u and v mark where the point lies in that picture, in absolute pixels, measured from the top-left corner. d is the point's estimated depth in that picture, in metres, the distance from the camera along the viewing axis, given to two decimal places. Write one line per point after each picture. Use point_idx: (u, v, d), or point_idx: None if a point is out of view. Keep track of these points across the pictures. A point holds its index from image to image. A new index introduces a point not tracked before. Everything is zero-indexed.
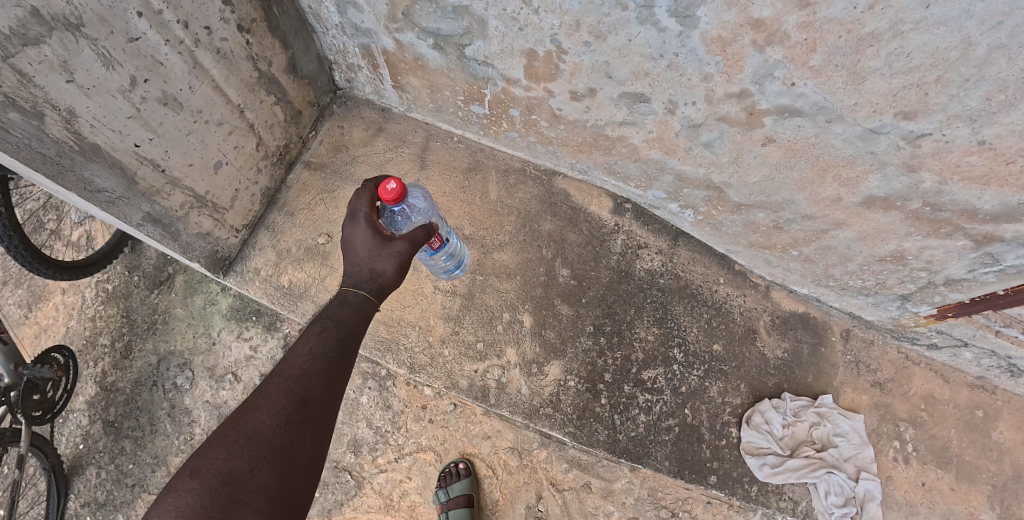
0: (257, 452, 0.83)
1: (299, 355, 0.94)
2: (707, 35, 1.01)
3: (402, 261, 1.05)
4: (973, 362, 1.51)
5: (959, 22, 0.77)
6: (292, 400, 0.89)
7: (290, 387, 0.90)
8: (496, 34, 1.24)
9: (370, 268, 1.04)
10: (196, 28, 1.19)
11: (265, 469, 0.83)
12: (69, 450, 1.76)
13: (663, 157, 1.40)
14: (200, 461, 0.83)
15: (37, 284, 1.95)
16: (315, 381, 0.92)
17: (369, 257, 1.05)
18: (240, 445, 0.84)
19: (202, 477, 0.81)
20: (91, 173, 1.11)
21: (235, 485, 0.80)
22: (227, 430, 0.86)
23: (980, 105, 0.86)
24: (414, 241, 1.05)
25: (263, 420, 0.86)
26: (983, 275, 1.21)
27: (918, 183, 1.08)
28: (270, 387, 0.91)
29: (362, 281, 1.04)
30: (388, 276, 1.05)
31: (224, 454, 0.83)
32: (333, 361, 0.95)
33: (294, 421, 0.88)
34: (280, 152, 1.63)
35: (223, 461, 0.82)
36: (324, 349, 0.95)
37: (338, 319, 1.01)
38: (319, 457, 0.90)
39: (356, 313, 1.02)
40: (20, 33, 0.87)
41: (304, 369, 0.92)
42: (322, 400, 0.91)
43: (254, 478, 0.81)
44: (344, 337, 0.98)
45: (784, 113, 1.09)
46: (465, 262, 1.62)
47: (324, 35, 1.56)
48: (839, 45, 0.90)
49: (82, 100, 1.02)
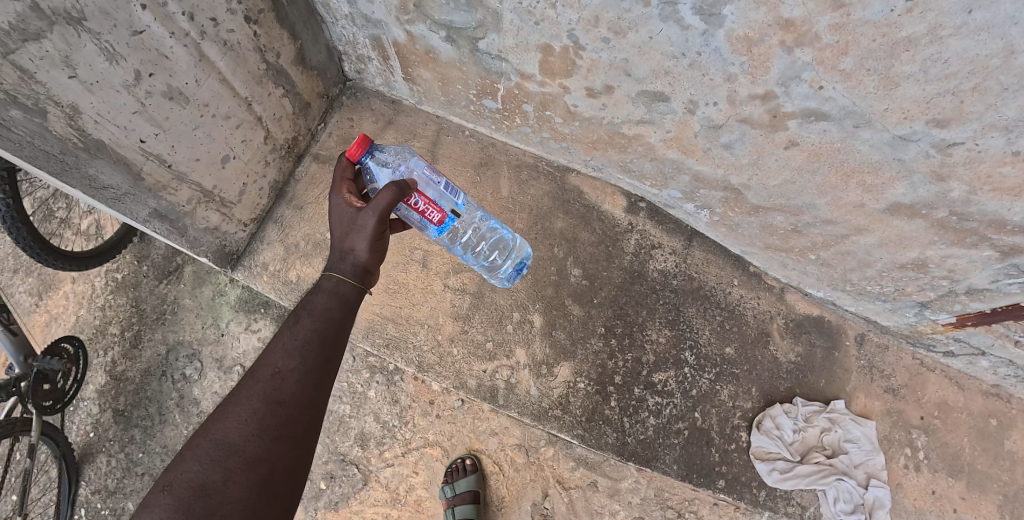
0: (229, 463, 0.84)
1: (273, 353, 0.94)
2: (733, 34, 0.97)
3: (371, 236, 0.99)
4: (990, 370, 1.48)
5: (1001, 29, 0.73)
6: (264, 405, 0.88)
7: (263, 390, 0.90)
8: (511, 27, 1.20)
9: (341, 248, 1.02)
10: (202, 20, 1.15)
11: (239, 480, 0.83)
12: (80, 437, 1.78)
13: (681, 157, 1.36)
14: (174, 474, 0.84)
15: (47, 273, 1.95)
16: (289, 380, 0.91)
17: (341, 237, 1.02)
18: (211, 457, 0.84)
19: (175, 491, 0.82)
20: (96, 169, 1.09)
21: (209, 498, 0.81)
22: (200, 441, 0.86)
23: (1018, 115, 0.82)
24: (381, 210, 0.97)
25: (235, 428, 0.87)
26: (1006, 285, 1.18)
27: (947, 192, 1.04)
28: (245, 389, 0.91)
29: (336, 262, 1.02)
30: (359, 254, 1.01)
31: (196, 466, 0.84)
32: (309, 356, 0.93)
33: (266, 427, 0.87)
34: (289, 145, 1.60)
35: (195, 474, 0.83)
36: (298, 345, 0.93)
37: (312, 306, 0.98)
38: (301, 458, 0.90)
39: (331, 298, 0.99)
40: (20, 28, 0.84)
41: (278, 368, 0.92)
42: (299, 400, 0.90)
43: (228, 490, 0.82)
44: (319, 327, 0.96)
45: (810, 116, 1.05)
46: (526, 264, 1.59)
47: (334, 25, 1.52)
48: (872, 49, 0.86)
49: (85, 96, 0.99)
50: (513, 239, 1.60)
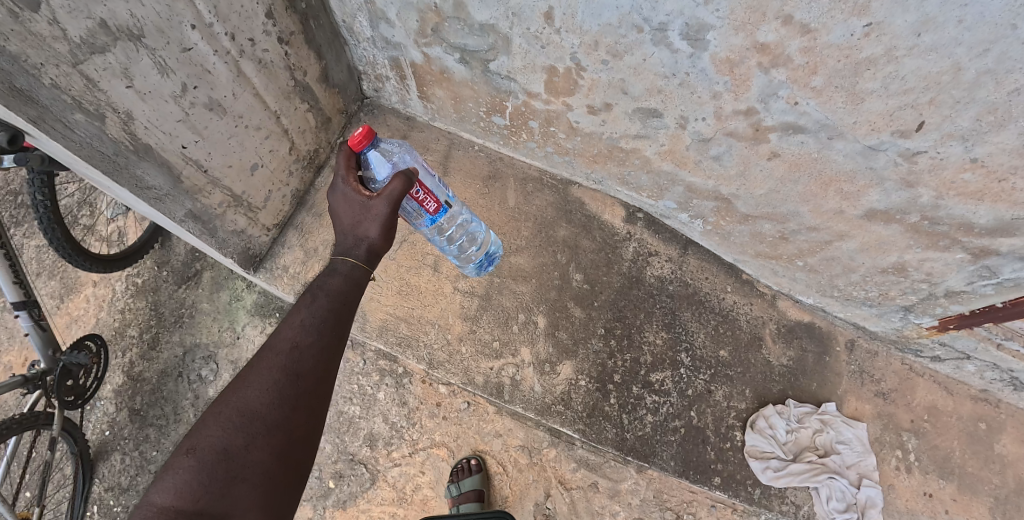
0: (250, 429, 0.91)
1: (291, 327, 1.00)
2: (716, 57, 1.08)
3: (384, 223, 1.08)
4: (976, 374, 1.55)
5: (948, 49, 0.84)
6: (283, 376, 0.96)
7: (283, 362, 0.97)
8: (519, 50, 1.32)
9: (355, 234, 1.10)
10: (241, 40, 1.28)
11: (259, 446, 0.91)
12: (96, 436, 1.84)
13: (675, 169, 1.47)
14: (197, 438, 0.91)
15: (71, 277, 2.04)
16: (307, 355, 0.98)
17: (354, 223, 1.10)
18: (233, 423, 0.91)
19: (198, 454, 0.89)
20: (143, 171, 1.20)
21: (232, 462, 0.88)
22: (220, 408, 0.93)
23: (972, 125, 0.93)
24: (394, 199, 1.05)
25: (255, 397, 0.94)
26: (981, 287, 1.26)
27: (916, 197, 1.14)
28: (264, 361, 0.97)
29: (351, 248, 1.10)
30: (373, 240, 1.10)
31: (218, 431, 0.91)
32: (325, 332, 1.01)
33: (285, 397, 0.95)
34: (310, 156, 1.71)
35: (218, 439, 0.90)
36: (315, 322, 1.01)
37: (328, 288, 1.06)
38: (314, 428, 0.98)
39: (347, 280, 1.08)
40: (90, 42, 0.96)
41: (296, 342, 0.99)
42: (315, 373, 0.98)
43: (249, 455, 0.90)
44: (335, 307, 1.04)
45: (789, 129, 1.16)
46: (497, 257, 1.70)
47: (356, 48, 1.66)
48: (838, 68, 0.97)
49: (139, 104, 1.11)
50: (482, 231, 1.68)
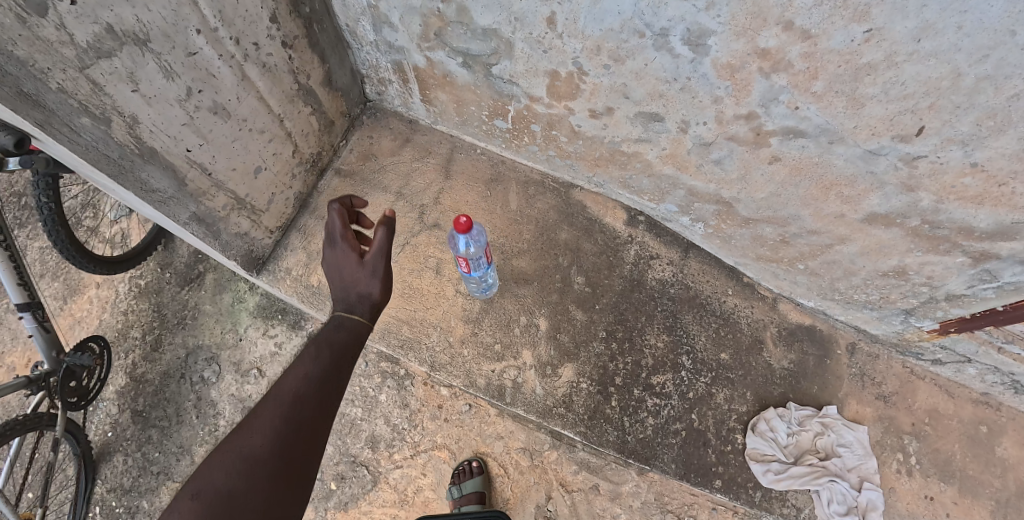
0: (250, 475, 0.87)
1: (294, 376, 1.00)
2: (717, 62, 1.09)
3: (381, 276, 1.16)
4: (977, 377, 1.55)
5: (948, 55, 0.85)
6: (286, 420, 0.93)
7: (286, 406, 0.95)
8: (521, 54, 1.33)
9: (357, 293, 1.15)
10: (246, 44, 1.29)
11: (260, 492, 0.85)
12: (98, 437, 1.85)
13: (676, 173, 1.48)
14: (194, 490, 0.85)
15: (74, 278, 2.05)
16: (311, 400, 0.97)
17: (353, 283, 1.16)
18: (233, 471, 0.86)
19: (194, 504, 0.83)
20: (148, 174, 1.21)
21: (230, 509, 0.82)
22: (220, 456, 0.89)
23: (971, 130, 0.93)
24: (383, 251, 1.15)
25: (257, 442, 0.90)
26: (982, 291, 1.26)
27: (917, 201, 1.14)
28: (268, 407, 0.95)
29: (354, 305, 1.14)
30: (374, 294, 1.15)
31: (217, 480, 0.86)
32: (328, 377, 1.01)
33: (288, 441, 0.91)
34: (314, 159, 1.72)
35: (216, 488, 0.85)
36: (318, 368, 1.01)
37: (332, 340, 1.07)
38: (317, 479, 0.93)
39: (349, 333, 1.10)
40: (96, 47, 0.97)
41: (299, 388, 0.98)
42: (318, 418, 0.96)
43: (249, 501, 0.84)
44: (338, 357, 1.05)
45: (790, 134, 1.16)
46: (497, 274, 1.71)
47: (359, 51, 1.67)
48: (839, 73, 0.98)
49: (144, 108, 1.12)
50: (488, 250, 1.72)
